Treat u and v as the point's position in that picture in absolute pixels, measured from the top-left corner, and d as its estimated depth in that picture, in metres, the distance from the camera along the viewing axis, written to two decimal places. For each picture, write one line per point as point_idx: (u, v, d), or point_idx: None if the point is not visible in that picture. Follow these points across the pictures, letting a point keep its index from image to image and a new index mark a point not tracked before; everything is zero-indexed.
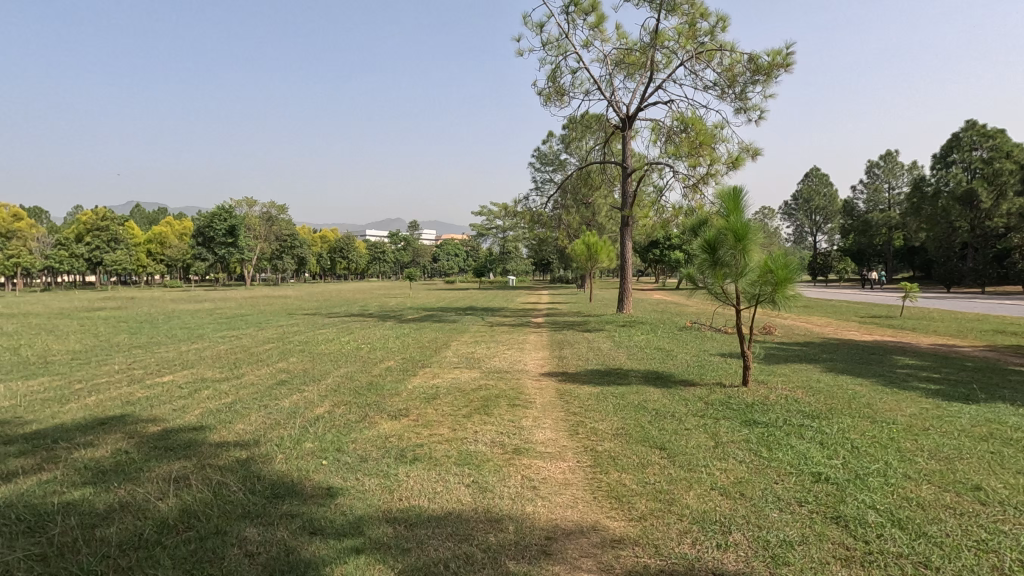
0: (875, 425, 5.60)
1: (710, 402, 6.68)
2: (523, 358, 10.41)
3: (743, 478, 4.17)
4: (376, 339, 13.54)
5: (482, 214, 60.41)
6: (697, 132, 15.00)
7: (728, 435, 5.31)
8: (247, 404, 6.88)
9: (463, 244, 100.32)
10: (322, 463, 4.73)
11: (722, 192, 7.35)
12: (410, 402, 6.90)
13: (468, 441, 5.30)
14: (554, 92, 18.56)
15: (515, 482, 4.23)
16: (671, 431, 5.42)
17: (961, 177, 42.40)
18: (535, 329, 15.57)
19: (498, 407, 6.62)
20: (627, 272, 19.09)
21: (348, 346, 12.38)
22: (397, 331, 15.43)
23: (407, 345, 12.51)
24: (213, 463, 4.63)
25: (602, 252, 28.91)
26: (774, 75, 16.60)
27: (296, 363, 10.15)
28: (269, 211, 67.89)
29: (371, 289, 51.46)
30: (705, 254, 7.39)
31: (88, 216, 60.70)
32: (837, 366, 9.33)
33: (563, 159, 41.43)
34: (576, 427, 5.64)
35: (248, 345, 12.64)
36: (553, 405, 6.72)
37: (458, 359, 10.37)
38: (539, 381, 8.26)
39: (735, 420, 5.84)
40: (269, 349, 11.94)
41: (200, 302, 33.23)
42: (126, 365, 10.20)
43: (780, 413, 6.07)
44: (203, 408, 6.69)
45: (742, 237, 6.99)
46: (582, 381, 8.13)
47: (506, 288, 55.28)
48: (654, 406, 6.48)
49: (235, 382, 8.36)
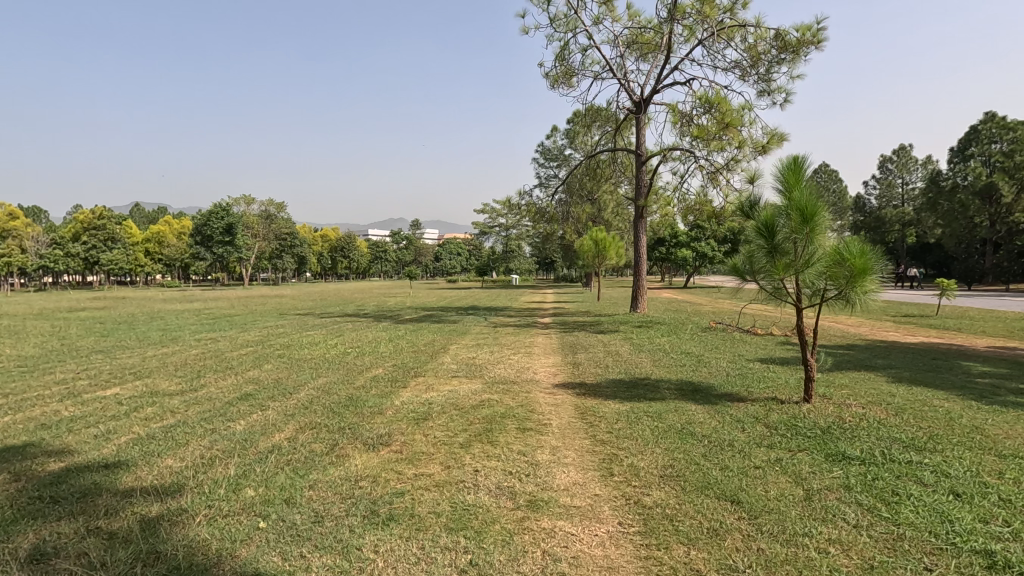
0: (1008, 462, 4.20)
1: (773, 425, 5.29)
2: (532, 366, 9.01)
3: (879, 563, 2.78)
4: (368, 342, 12.16)
5: (485, 212, 59.20)
6: (723, 113, 13.49)
7: (818, 479, 3.89)
8: (190, 427, 5.49)
9: (466, 243, 99.15)
10: (258, 527, 3.33)
11: (785, 162, 5.95)
12: (395, 425, 5.51)
13: (464, 488, 3.91)
14: (563, 74, 17.17)
15: (533, 567, 2.84)
16: (739, 473, 4.02)
17: (981, 170, 40.55)
18: (542, 331, 14.14)
19: (504, 433, 5.20)
20: (641, 268, 17.60)
21: (334, 350, 11.00)
22: (391, 333, 13.97)
23: (401, 349, 11.11)
24: (101, 529, 3.25)
25: (611, 248, 27.50)
26: (803, 52, 15.08)
27: (271, 372, 8.76)
28: (267, 209, 66.58)
29: (372, 288, 50.00)
30: (761, 240, 5.98)
31: (83, 214, 59.36)
32: (904, 375, 7.88)
33: (568, 155, 40.02)
34: (610, 466, 4.24)
35: (223, 350, 11.27)
36: (575, 429, 5.32)
37: (457, 367, 8.95)
38: (553, 394, 6.90)
39: (818, 452, 4.44)
40: (245, 355, 10.58)
41: (194, 301, 32.07)
42: (74, 374, 8.84)
43: (870, 441, 4.68)
44: (134, 433, 5.30)
45: (810, 218, 5.56)
46: (605, 395, 6.70)
47: (509, 288, 53.81)
48: (704, 432, 5.08)
49: (188, 397, 6.96)
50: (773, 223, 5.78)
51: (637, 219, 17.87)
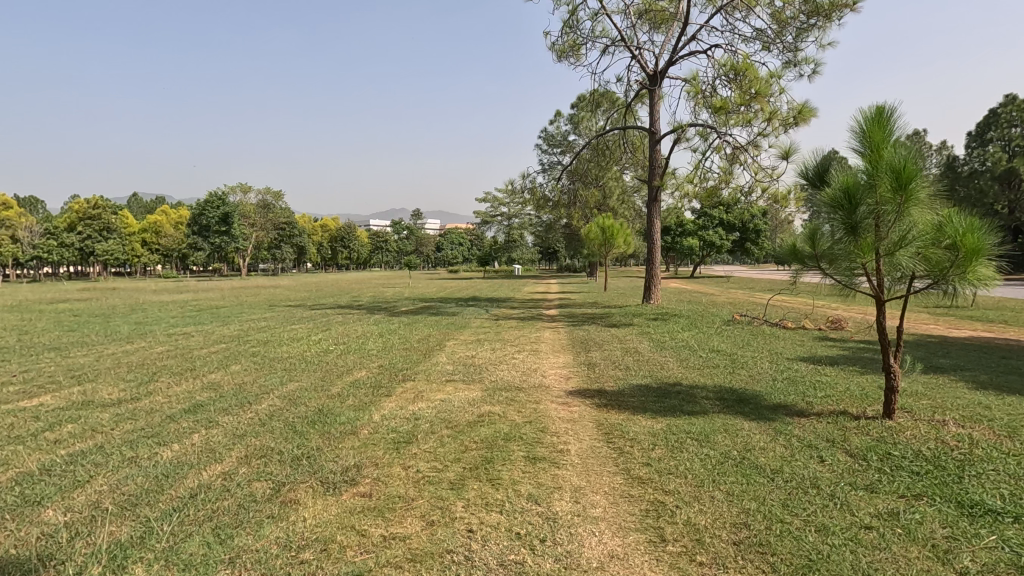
0: None
1: (859, 453, 4.06)
2: (541, 367, 7.74)
3: None
4: (356, 338, 10.93)
5: (488, 201, 57.93)
6: (749, 81, 12.09)
7: (973, 555, 2.66)
8: (103, 456, 4.24)
9: (468, 233, 97.84)
10: None
11: (866, 115, 4.68)
12: (369, 453, 4.29)
13: (452, 567, 2.67)
14: (570, 46, 15.79)
15: None
16: (850, 543, 2.78)
17: (1001, 155, 38.88)
18: (549, 325, 12.86)
19: (509, 465, 3.98)
20: (656, 255, 16.29)
21: (316, 347, 9.75)
22: (383, 327, 12.70)
23: (391, 346, 9.86)
24: None
25: (619, 236, 26.19)
26: (837, 17, 13.62)
27: (237, 375, 7.51)
28: (264, 198, 64.79)
29: (372, 279, 48.65)
30: (834, 215, 4.69)
31: (75, 204, 57.73)
32: (984, 379, 6.60)
33: (573, 141, 38.61)
34: (659, 525, 3.03)
35: (193, 348, 10.03)
36: (601, 459, 4.09)
37: (453, 369, 7.70)
38: (567, 405, 5.68)
39: (944, 502, 3.22)
40: (215, 354, 9.33)
41: (187, 293, 30.91)
42: (9, 377, 7.60)
43: (1008, 483, 3.44)
44: (25, 466, 4.06)
45: (906, 182, 4.27)
46: (632, 408, 5.44)
47: (510, 278, 52.38)
48: (773, 466, 3.85)
49: (125, 409, 5.73)
50: (852, 192, 4.49)
51: (651, 203, 16.52)
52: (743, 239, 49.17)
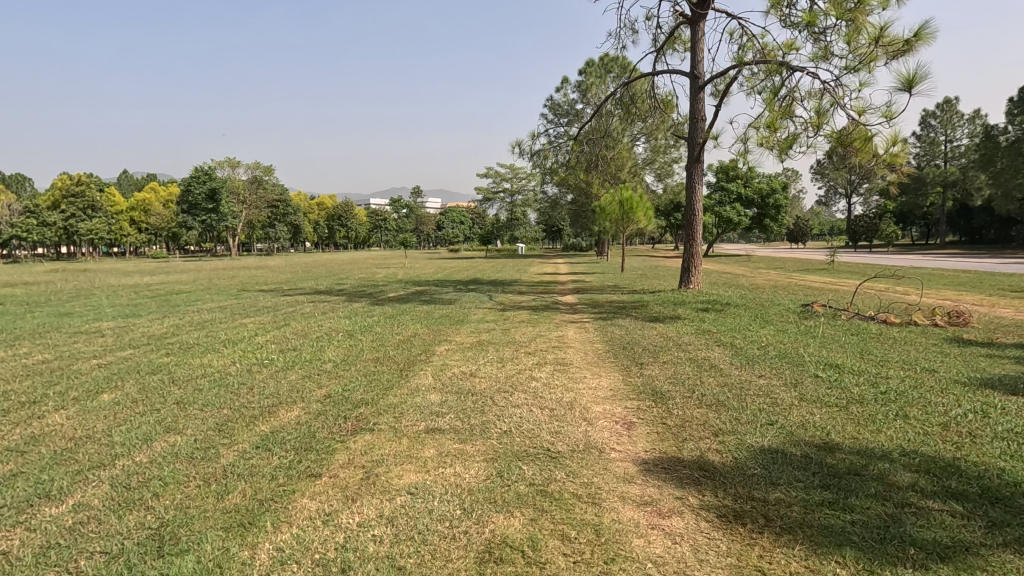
0: None
1: None
2: (581, 401, 4.86)
3: None
4: (315, 339, 8.06)
5: (491, 176, 55.00)
6: None
7: None
8: None
9: (470, 211, 94.61)
10: None
11: None
12: None
13: None
14: None
15: None
16: None
17: None
18: (571, 318, 10.00)
19: None
20: (697, 231, 13.34)
21: (250, 357, 6.87)
22: (358, 322, 9.85)
23: (357, 355, 7.00)
24: None
25: (639, 210, 23.17)
26: None
27: (88, 417, 4.64)
28: (255, 174, 61.19)
29: (368, 258, 45.81)
30: None
31: (60, 180, 54.79)
32: None
33: (579, 109, 35.36)
34: None
35: (82, 356, 7.17)
36: None
37: (441, 404, 4.85)
38: (655, 513, 2.85)
39: None
40: (101, 369, 6.45)
41: (161, 275, 28.00)
42: None
43: None
44: None
45: None
46: (802, 530, 2.62)
47: (515, 257, 49.66)
48: None
49: None
50: None
51: (691, 164, 13.45)
52: (762, 215, 46.00)
